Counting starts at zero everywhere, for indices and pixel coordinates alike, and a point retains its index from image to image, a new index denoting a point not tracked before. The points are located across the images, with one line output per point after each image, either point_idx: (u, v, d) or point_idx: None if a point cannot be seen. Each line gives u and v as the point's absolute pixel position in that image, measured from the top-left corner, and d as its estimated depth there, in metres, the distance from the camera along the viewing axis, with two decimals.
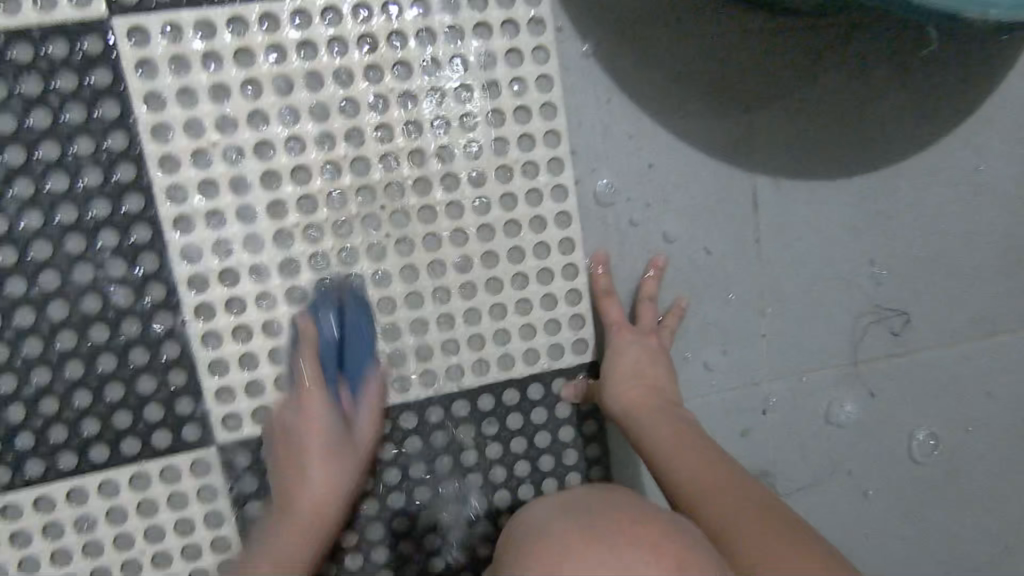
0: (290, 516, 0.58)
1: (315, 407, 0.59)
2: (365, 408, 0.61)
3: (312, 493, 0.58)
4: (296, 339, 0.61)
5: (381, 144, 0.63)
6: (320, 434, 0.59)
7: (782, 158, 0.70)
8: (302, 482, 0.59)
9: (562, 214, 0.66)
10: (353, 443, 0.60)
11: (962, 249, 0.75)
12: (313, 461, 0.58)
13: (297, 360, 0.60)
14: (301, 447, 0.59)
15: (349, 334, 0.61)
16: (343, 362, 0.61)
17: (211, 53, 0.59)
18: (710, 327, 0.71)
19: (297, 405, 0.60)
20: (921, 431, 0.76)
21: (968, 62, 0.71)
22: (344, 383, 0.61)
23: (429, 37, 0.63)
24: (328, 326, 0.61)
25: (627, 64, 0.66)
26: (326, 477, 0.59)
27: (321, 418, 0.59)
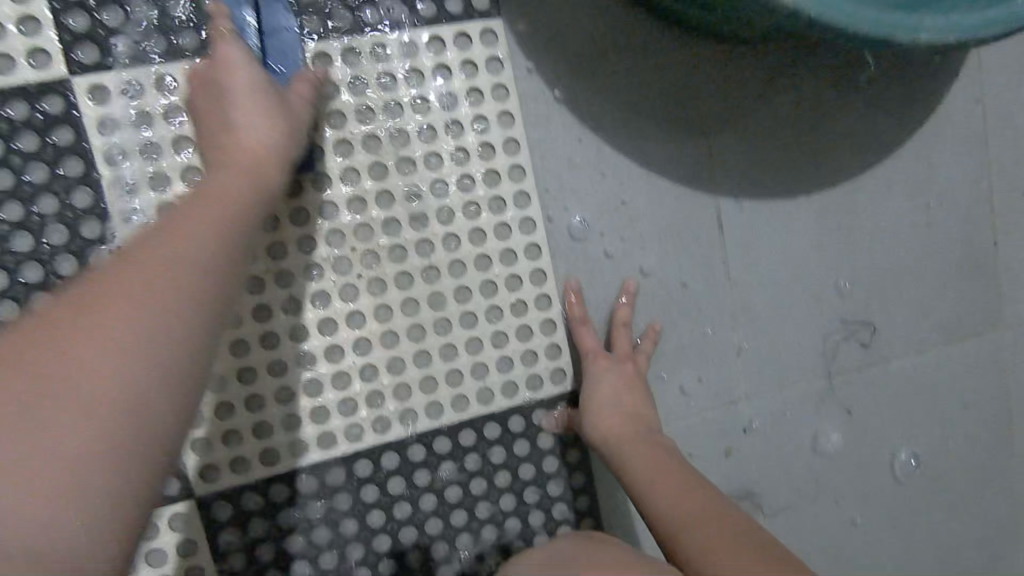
0: (99, 296, 0.36)
1: (245, 112, 0.50)
2: (297, 104, 0.54)
3: (190, 253, 0.39)
4: (213, 40, 0.56)
5: (349, 186, 0.63)
6: (246, 121, 0.50)
7: (744, 180, 0.71)
8: (188, 216, 0.42)
9: (532, 245, 0.67)
10: (271, 148, 0.50)
11: (923, 258, 0.77)
12: (241, 154, 0.49)
13: (217, 60, 0.54)
14: (226, 165, 0.48)
15: (270, 58, 0.58)
16: (267, 60, 0.58)
17: (173, 106, 0.60)
18: (685, 349, 0.72)
19: (229, 103, 0.51)
20: (903, 452, 0.78)
21: (912, 79, 0.74)
22: (274, 82, 0.55)
23: (390, 81, 0.64)
24: (253, 36, 0.58)
25: (588, 95, 0.67)
26: (243, 145, 0.49)
27: (244, 86, 0.52)
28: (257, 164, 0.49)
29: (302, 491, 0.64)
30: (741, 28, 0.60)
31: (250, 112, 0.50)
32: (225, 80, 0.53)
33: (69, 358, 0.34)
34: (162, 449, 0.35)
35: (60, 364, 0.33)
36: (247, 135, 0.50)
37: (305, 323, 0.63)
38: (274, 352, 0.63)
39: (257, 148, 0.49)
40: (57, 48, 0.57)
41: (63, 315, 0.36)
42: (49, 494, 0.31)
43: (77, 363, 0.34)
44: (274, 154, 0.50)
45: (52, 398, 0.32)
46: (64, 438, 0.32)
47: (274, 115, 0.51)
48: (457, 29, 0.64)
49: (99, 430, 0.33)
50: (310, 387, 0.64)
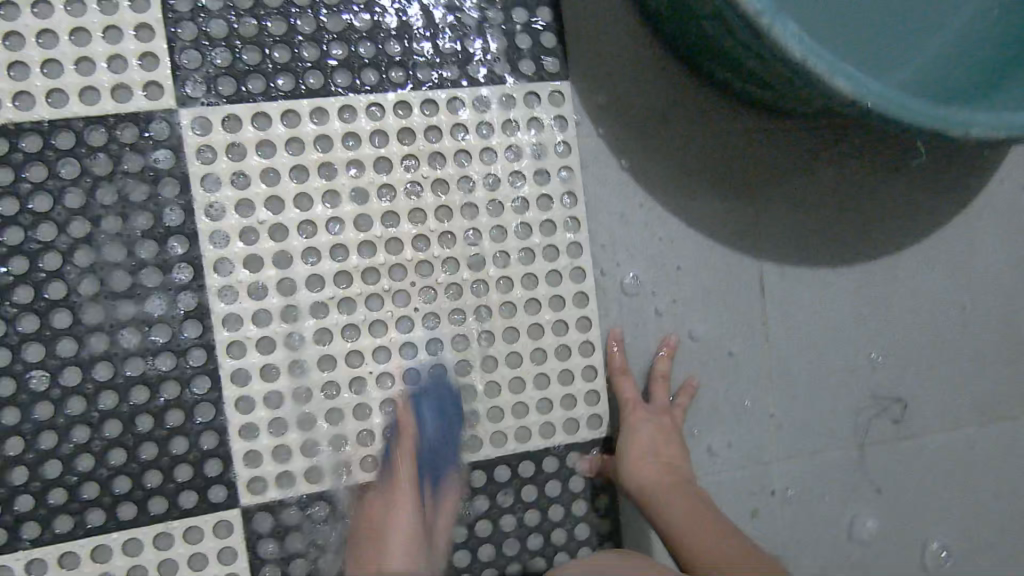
0: (374, 535, 0.63)
1: (399, 515, 0.63)
2: (444, 513, 0.66)
3: (396, 524, 0.63)
4: (397, 434, 0.66)
5: (414, 225, 0.68)
6: (400, 484, 0.64)
7: (787, 247, 0.74)
8: (376, 518, 0.64)
9: (580, 294, 0.70)
10: (407, 483, 0.64)
11: (960, 336, 0.78)
12: (394, 535, 0.62)
13: (395, 454, 0.65)
14: (387, 511, 0.64)
15: (417, 401, 0.67)
16: (437, 452, 0.66)
17: (265, 141, 0.65)
18: (719, 406, 0.74)
19: (392, 503, 0.64)
20: (936, 542, 0.77)
21: (958, 164, 0.77)
22: (429, 484, 0.66)
23: (462, 131, 0.68)
24: (430, 426, 0.66)
25: (644, 157, 0.71)
26: (393, 539, 0.62)
27: (405, 496, 0.64)
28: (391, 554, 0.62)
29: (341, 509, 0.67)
30: (790, 106, 0.64)
31: (404, 476, 0.65)
32: (397, 457, 0.65)
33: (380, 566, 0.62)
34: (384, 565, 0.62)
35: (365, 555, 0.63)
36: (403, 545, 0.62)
37: (361, 349, 0.67)
38: (330, 375, 0.66)
39: (398, 487, 0.64)
40: (170, 82, 0.64)
41: (367, 538, 0.63)
42: None
43: None
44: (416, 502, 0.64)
45: None
46: None
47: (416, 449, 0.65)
48: (528, 88, 0.69)
49: None
50: (359, 411, 0.67)
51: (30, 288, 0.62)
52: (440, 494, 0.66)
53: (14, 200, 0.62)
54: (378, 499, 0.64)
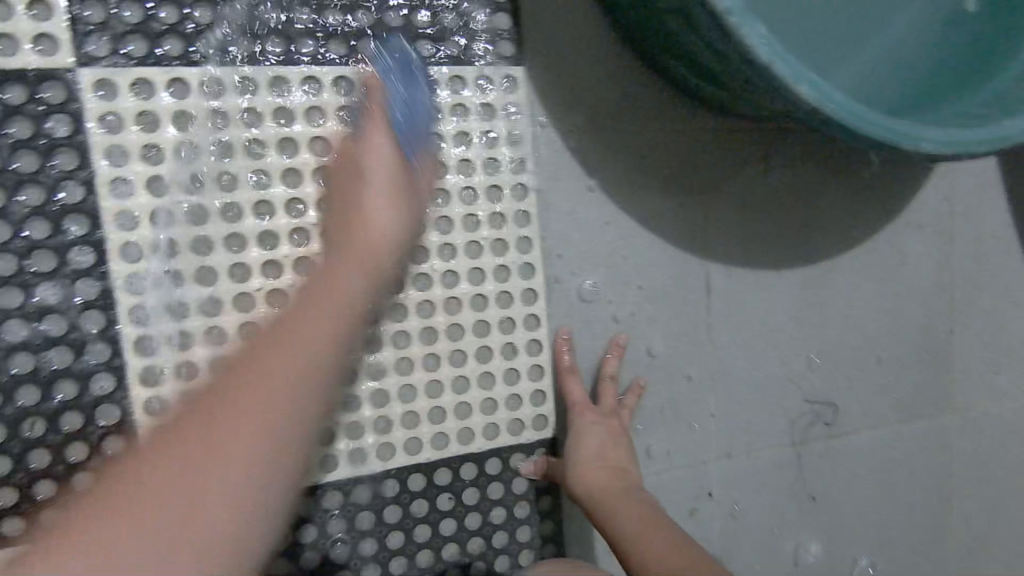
0: (207, 419, 0.39)
1: (382, 146, 0.55)
2: (420, 151, 0.56)
3: (258, 414, 0.40)
4: (365, 113, 0.57)
5: None
6: (374, 214, 0.52)
7: (732, 249, 0.74)
8: (223, 406, 0.40)
9: (527, 290, 0.68)
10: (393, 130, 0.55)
11: (888, 340, 0.82)
12: (382, 146, 0.55)
13: (366, 126, 0.56)
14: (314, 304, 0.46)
15: (401, 107, 0.56)
16: (403, 100, 0.57)
17: (183, 112, 0.58)
18: (662, 407, 0.73)
19: (367, 178, 0.54)
20: (864, 557, 0.82)
21: (894, 171, 0.79)
22: (404, 118, 0.56)
23: None
24: (396, 89, 0.57)
25: (597, 152, 0.69)
26: (337, 288, 0.48)
27: (383, 139, 0.55)
28: (372, 259, 0.51)
29: None
30: (743, 108, 0.64)
31: (377, 130, 0.55)
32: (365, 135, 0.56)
33: (201, 463, 0.38)
34: (282, 451, 0.40)
35: (158, 476, 0.38)
36: (385, 184, 0.54)
37: None
38: None
39: (374, 142, 0.55)
40: (69, 37, 0.55)
41: (181, 448, 0.38)
42: (237, 466, 0.38)
43: (223, 456, 0.38)
44: (394, 153, 0.54)
45: (216, 428, 0.39)
46: (266, 435, 0.40)
47: (380, 116, 0.56)
48: (479, 73, 0.65)
49: (250, 461, 0.39)
50: None
51: None
52: (419, 120, 0.57)
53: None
54: (347, 189, 0.56)
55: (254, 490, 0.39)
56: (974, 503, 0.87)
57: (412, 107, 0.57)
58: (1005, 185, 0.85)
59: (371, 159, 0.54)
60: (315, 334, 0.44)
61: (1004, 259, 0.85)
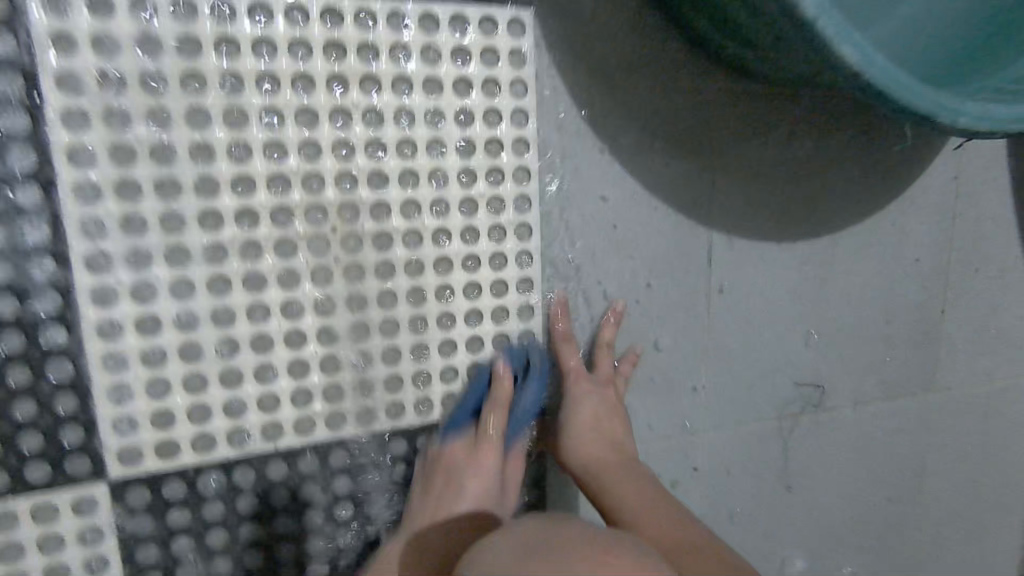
0: (454, 487, 0.59)
1: (480, 468, 0.59)
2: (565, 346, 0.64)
3: (398, 558, 0.56)
4: (488, 393, 0.62)
5: (340, 160, 0.57)
6: (466, 484, 0.59)
7: (737, 219, 0.71)
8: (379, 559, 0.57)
9: (522, 253, 0.64)
10: (487, 496, 0.59)
11: (883, 318, 0.80)
12: (466, 488, 0.59)
13: (488, 404, 0.61)
14: (453, 453, 0.61)
15: (516, 416, 0.62)
16: (520, 384, 0.63)
17: (148, 36, 0.51)
18: (655, 378, 0.71)
19: (462, 483, 0.59)
20: (847, 568, 0.85)
21: (907, 145, 0.76)
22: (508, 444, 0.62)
23: (404, 52, 0.57)
24: (522, 393, 0.62)
25: (606, 108, 0.64)
26: (463, 494, 0.58)
27: (478, 461, 0.59)
28: (439, 506, 0.58)
29: (235, 482, 0.58)
30: (763, 69, 0.60)
31: (462, 437, 0.61)
32: (458, 469, 0.60)
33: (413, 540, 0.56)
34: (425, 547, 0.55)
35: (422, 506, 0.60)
36: (481, 446, 0.60)
37: (267, 303, 0.57)
38: (227, 332, 0.56)
39: (473, 490, 0.59)
40: None
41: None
42: None
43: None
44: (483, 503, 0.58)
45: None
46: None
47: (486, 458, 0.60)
48: (484, 12, 0.59)
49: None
50: (262, 374, 0.57)
51: None
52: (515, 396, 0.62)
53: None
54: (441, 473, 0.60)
55: None
56: (944, 483, 0.88)
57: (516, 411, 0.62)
58: (1014, 168, 0.82)
59: (482, 448, 0.60)
60: (399, 558, 0.56)
61: (1004, 242, 0.84)
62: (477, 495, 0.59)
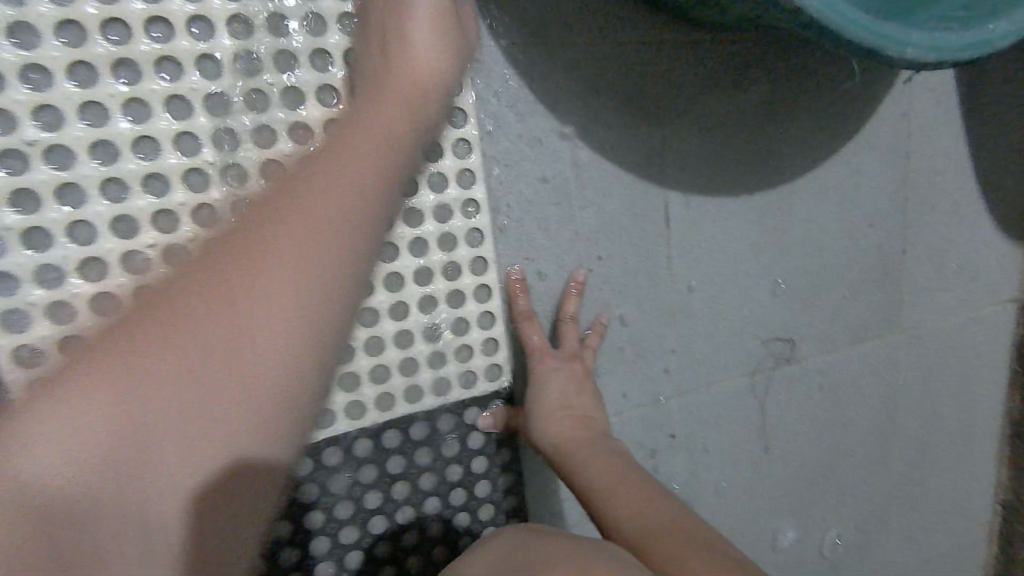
0: (256, 258, 0.41)
1: (389, 101, 0.48)
2: (444, 45, 0.49)
3: (223, 419, 0.39)
4: (390, 70, 0.49)
5: (263, 147, 0.53)
6: (357, 168, 0.45)
7: (692, 175, 0.68)
8: (153, 468, 0.37)
9: (472, 232, 0.60)
10: (371, 198, 0.45)
11: (846, 263, 0.79)
12: (350, 200, 0.44)
13: (398, 74, 0.48)
14: (360, 123, 0.48)
15: (433, 75, 0.49)
16: (431, 74, 0.49)
17: (22, 24, 0.46)
18: (623, 346, 0.69)
19: (364, 114, 0.48)
20: (831, 532, 0.86)
21: (859, 85, 0.74)
22: (426, 99, 0.50)
23: (319, 23, 0.53)
24: (426, 47, 0.49)
25: (546, 69, 0.61)
26: (337, 188, 0.44)
27: (387, 106, 0.48)
28: (319, 231, 0.42)
29: None
30: (705, 13, 0.57)
31: (376, 120, 0.48)
32: (361, 170, 0.45)
33: (226, 330, 0.40)
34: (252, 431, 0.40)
35: (192, 297, 0.40)
36: (384, 123, 0.48)
37: None
38: None
39: (343, 206, 0.44)
40: None
41: (34, 510, 0.35)
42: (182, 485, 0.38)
43: (169, 491, 0.38)
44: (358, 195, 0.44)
45: (158, 484, 0.37)
46: (189, 470, 0.38)
47: (389, 151, 0.47)
48: None
49: (177, 502, 0.38)
50: None
51: None
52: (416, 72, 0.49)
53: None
54: (294, 208, 0.43)
55: (167, 522, 0.38)
56: (915, 417, 0.89)
57: (426, 69, 0.49)
58: (964, 96, 0.81)
59: (376, 124, 0.47)
60: (229, 410, 0.39)
61: (957, 175, 0.83)
62: (353, 172, 0.45)
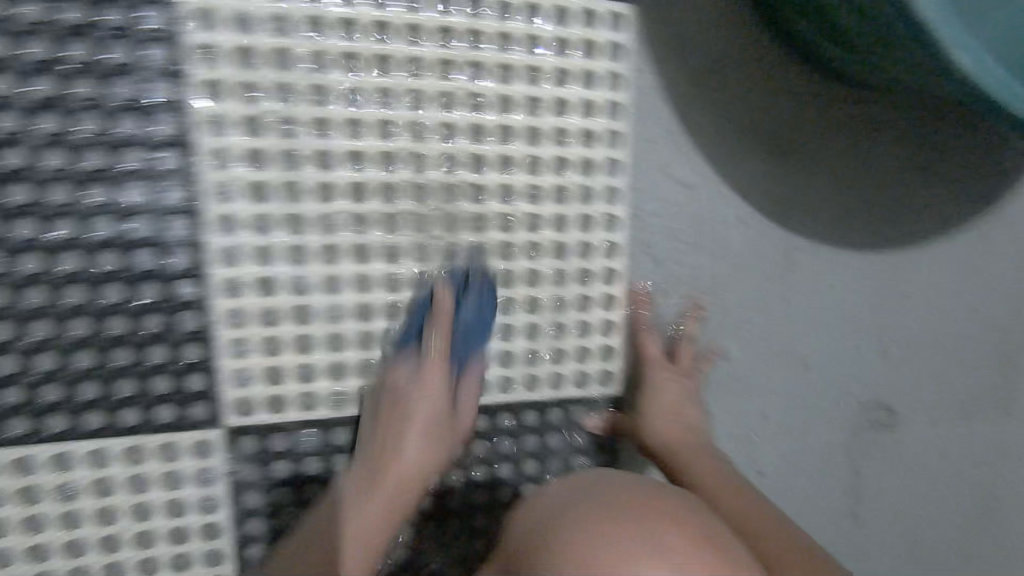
0: (382, 463, 0.57)
1: (435, 378, 0.59)
2: (438, 332, 0.59)
3: (360, 520, 0.55)
4: (431, 313, 0.59)
5: (445, 144, 0.61)
6: (410, 442, 0.58)
7: (819, 224, 0.72)
8: (352, 519, 0.55)
9: (610, 244, 0.66)
10: (418, 467, 0.58)
11: (963, 338, 0.79)
12: (416, 435, 0.58)
13: (427, 327, 0.59)
14: (409, 396, 0.58)
15: (462, 338, 0.60)
16: (465, 340, 0.60)
17: (285, 18, 0.56)
18: (729, 377, 0.73)
19: (415, 399, 0.58)
20: None
21: (1004, 163, 0.75)
22: (457, 364, 0.61)
23: (510, 43, 0.61)
24: (466, 308, 0.59)
25: (697, 107, 0.67)
26: (411, 463, 0.58)
27: (423, 407, 0.58)
28: (413, 480, 0.58)
29: (331, 440, 0.63)
30: (861, 71, 0.61)
31: (410, 381, 0.59)
32: (413, 403, 0.58)
33: (371, 504, 0.56)
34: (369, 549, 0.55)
35: (369, 443, 0.58)
36: (427, 397, 0.58)
37: (371, 274, 0.61)
38: (334, 298, 0.60)
39: (411, 480, 0.58)
40: None
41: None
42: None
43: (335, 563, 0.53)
44: (428, 467, 0.59)
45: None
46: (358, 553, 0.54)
47: (433, 447, 0.59)
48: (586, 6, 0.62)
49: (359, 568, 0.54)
50: (362, 340, 0.62)
51: None
52: (456, 338, 0.60)
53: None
54: (390, 435, 0.58)
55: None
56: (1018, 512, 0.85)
57: (461, 348, 0.60)
58: None
59: (431, 360, 0.59)
60: (366, 512, 0.56)
61: None
62: (415, 471, 0.58)
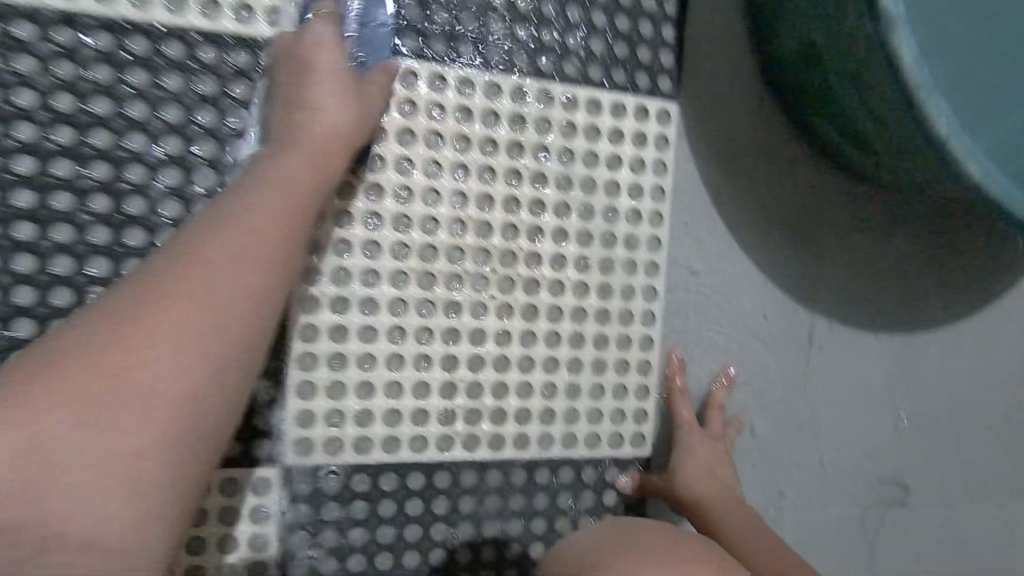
0: (180, 283, 0.42)
1: (329, 93, 0.52)
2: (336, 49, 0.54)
3: (149, 389, 0.38)
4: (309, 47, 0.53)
5: (508, 215, 0.67)
6: (308, 147, 0.50)
7: (835, 306, 0.78)
8: (137, 355, 0.39)
9: (647, 312, 0.72)
10: (302, 199, 0.48)
11: (970, 423, 0.84)
12: (285, 202, 0.47)
13: (312, 52, 0.53)
14: (269, 178, 0.48)
15: (359, 41, 0.56)
16: (360, 47, 0.56)
17: None
18: (754, 446, 0.76)
19: (223, 200, 0.47)
20: None
21: (1001, 260, 0.83)
22: (357, 63, 0.56)
23: (571, 130, 0.68)
24: (353, 24, 0.56)
25: (729, 194, 0.74)
26: (261, 213, 0.46)
27: (293, 170, 0.48)
28: (283, 227, 0.46)
29: (381, 483, 0.65)
30: (875, 169, 0.69)
31: (322, 91, 0.52)
32: (313, 126, 0.51)
33: (119, 389, 0.38)
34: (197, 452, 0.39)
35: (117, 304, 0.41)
36: (320, 124, 0.51)
37: (431, 327, 0.66)
38: (397, 347, 0.65)
39: (267, 266, 0.45)
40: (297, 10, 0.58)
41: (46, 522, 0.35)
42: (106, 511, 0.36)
43: (85, 453, 0.37)
44: (289, 245, 0.46)
45: (99, 472, 0.36)
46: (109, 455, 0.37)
47: (320, 172, 0.50)
48: (638, 102, 0.70)
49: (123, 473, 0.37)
50: (417, 389, 0.65)
51: (106, 198, 0.54)
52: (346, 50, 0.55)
53: (71, 96, 0.52)
54: (280, 164, 0.49)
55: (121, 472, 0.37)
56: None
57: (360, 51, 0.56)
58: None
59: (312, 72, 0.52)
60: (166, 370, 0.39)
61: None
62: (254, 281, 0.44)
